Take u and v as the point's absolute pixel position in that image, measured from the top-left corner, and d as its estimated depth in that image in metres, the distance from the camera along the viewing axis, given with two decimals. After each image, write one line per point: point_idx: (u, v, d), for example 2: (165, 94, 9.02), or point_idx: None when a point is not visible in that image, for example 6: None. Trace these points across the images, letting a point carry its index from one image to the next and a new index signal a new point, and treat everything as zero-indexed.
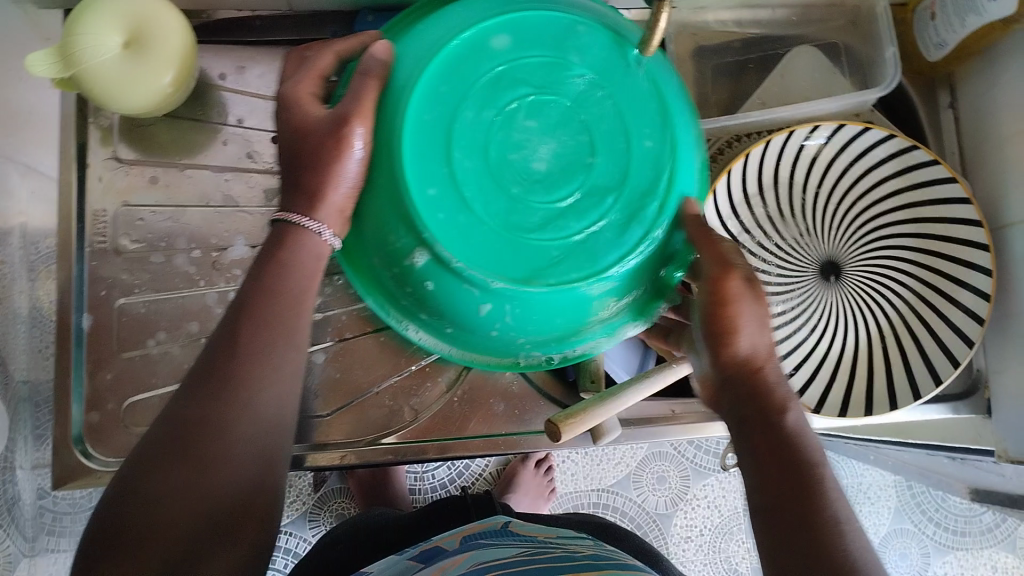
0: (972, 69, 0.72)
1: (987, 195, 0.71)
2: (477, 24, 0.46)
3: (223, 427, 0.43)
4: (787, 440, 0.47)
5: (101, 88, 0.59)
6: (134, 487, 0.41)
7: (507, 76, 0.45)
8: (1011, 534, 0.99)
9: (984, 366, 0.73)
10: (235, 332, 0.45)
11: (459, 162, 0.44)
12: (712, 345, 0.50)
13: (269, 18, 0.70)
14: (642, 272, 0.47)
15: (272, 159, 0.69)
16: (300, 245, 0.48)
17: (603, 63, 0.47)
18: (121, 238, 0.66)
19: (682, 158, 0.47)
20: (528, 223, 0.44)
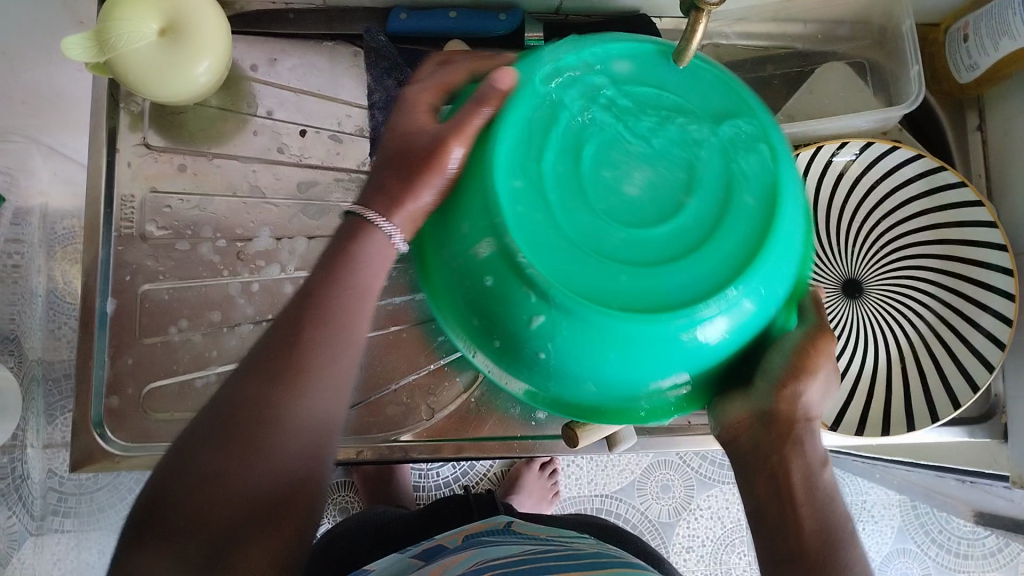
0: (1001, 93, 0.72)
1: (1011, 218, 0.71)
2: (604, 48, 0.48)
3: (275, 409, 0.41)
4: (823, 498, 0.46)
5: (134, 75, 0.59)
6: (188, 462, 0.40)
7: (619, 101, 0.46)
8: (1014, 558, 0.97)
9: (1002, 392, 0.73)
10: (299, 319, 0.44)
11: (550, 165, 0.44)
12: (785, 385, 0.46)
13: (304, 11, 0.69)
14: (724, 335, 0.44)
15: (300, 153, 0.69)
16: (369, 242, 0.46)
17: (722, 113, 0.47)
18: (148, 224, 0.66)
19: (787, 218, 0.45)
20: (606, 241, 0.43)
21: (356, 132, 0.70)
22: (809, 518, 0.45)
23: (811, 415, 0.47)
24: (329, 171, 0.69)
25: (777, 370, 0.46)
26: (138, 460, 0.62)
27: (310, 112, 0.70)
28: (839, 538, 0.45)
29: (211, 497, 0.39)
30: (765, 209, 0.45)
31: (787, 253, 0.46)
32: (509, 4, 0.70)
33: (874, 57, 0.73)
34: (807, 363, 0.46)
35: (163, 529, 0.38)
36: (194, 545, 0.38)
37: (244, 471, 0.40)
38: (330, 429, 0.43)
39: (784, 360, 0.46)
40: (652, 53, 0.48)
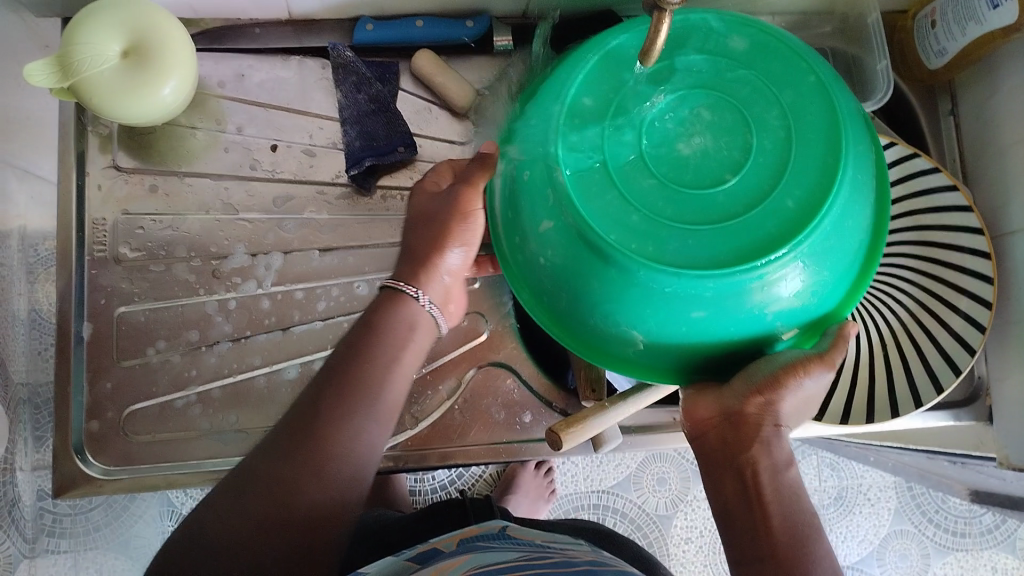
0: (973, 77, 0.72)
1: (987, 203, 0.71)
2: (732, 18, 0.46)
3: (290, 501, 0.45)
4: (790, 500, 0.46)
5: (97, 93, 0.58)
6: (208, 531, 0.45)
7: (716, 68, 0.45)
8: (1011, 535, 0.98)
9: (985, 374, 0.72)
10: (322, 398, 0.47)
11: (620, 100, 0.44)
12: (753, 391, 0.45)
13: (269, 25, 0.69)
14: (713, 314, 0.42)
15: (272, 167, 0.69)
16: (398, 311, 0.50)
17: (814, 113, 0.43)
18: (121, 246, 0.66)
19: (825, 233, 0.42)
20: (633, 190, 0.42)
21: (328, 144, 0.70)
22: (776, 513, 0.45)
23: (781, 422, 0.47)
24: (302, 184, 0.69)
25: (760, 376, 0.45)
26: (121, 483, 0.62)
27: (280, 126, 0.69)
28: (808, 536, 0.45)
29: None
30: (799, 217, 0.42)
31: (817, 263, 0.43)
32: (476, 9, 0.69)
33: (840, 46, 0.73)
34: (790, 380, 0.44)
35: None
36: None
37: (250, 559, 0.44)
38: (341, 519, 0.47)
39: (768, 368, 0.45)
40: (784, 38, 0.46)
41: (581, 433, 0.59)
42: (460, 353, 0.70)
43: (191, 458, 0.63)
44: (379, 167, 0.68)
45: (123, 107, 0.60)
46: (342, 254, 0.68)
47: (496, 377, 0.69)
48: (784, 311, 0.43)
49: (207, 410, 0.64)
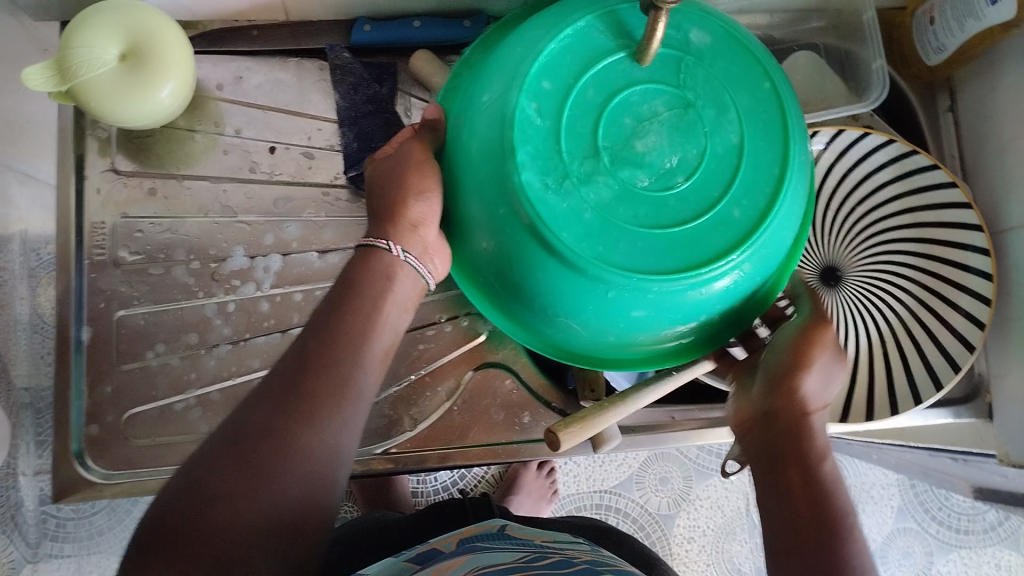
0: (972, 72, 0.72)
1: (986, 199, 0.71)
2: (691, 13, 0.48)
3: (290, 447, 0.44)
4: (820, 486, 0.49)
5: (94, 99, 0.58)
6: (196, 484, 0.43)
7: (676, 65, 0.47)
8: (1014, 532, 0.98)
9: (985, 371, 0.72)
10: (306, 350, 0.48)
11: (582, 89, 0.46)
12: (778, 377, 0.52)
13: (267, 28, 0.69)
14: (652, 310, 0.46)
15: (271, 170, 0.69)
16: (373, 265, 0.50)
17: (761, 124, 0.47)
18: (120, 250, 0.66)
19: (764, 240, 0.46)
20: (588, 183, 0.45)
21: (327, 146, 0.70)
22: (805, 501, 0.49)
23: (812, 407, 0.52)
24: (301, 186, 0.69)
25: (776, 366, 0.52)
26: (121, 487, 0.62)
27: (278, 128, 0.69)
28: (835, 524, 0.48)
29: (218, 533, 0.42)
30: (742, 226, 0.46)
31: (750, 268, 0.47)
32: (473, 9, 0.69)
33: (831, 42, 0.73)
34: (803, 357, 0.52)
35: (168, 550, 0.41)
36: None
37: (252, 509, 0.43)
38: (335, 465, 0.47)
39: (780, 357, 0.52)
40: (744, 41, 0.48)
41: (584, 433, 0.58)
42: (459, 354, 0.70)
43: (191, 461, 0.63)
44: None
45: (116, 106, 0.59)
46: (342, 255, 0.68)
47: (496, 377, 0.69)
48: (718, 303, 0.47)
49: (206, 413, 0.64)
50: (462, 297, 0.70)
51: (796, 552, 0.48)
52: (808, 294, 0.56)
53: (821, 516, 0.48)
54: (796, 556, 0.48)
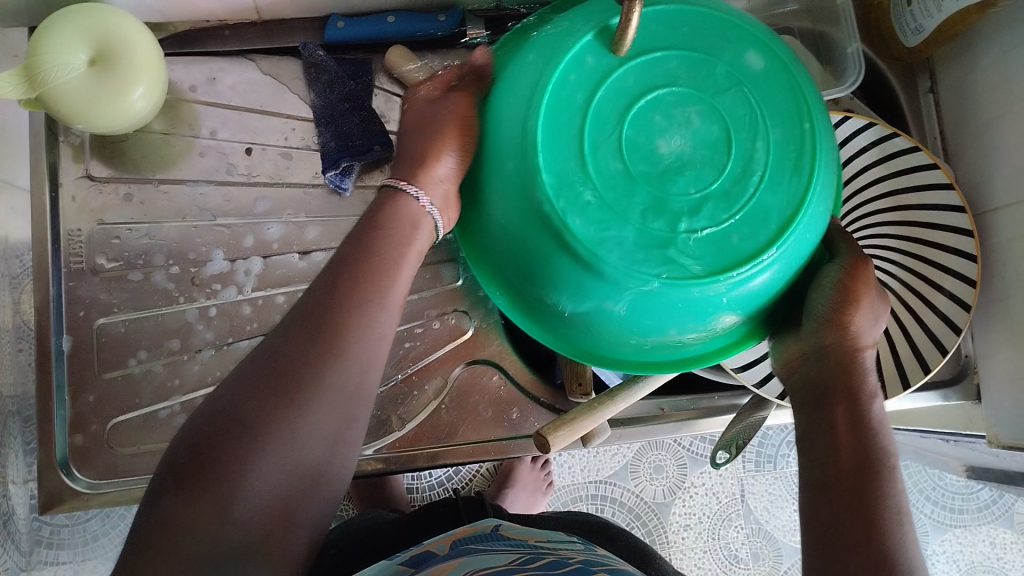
0: (951, 52, 0.71)
1: (970, 180, 0.71)
2: (753, 34, 0.47)
3: (319, 375, 0.44)
4: (866, 427, 0.48)
5: (80, 103, 0.58)
6: (226, 415, 0.43)
7: (720, 77, 0.46)
8: (1008, 510, 0.98)
9: (972, 353, 0.72)
10: (334, 287, 0.47)
11: (622, 75, 0.45)
12: (826, 314, 0.49)
13: (239, 27, 0.68)
14: (626, 308, 0.45)
15: (249, 171, 0.68)
16: (399, 209, 0.51)
17: (789, 160, 0.45)
18: (98, 257, 0.65)
19: (758, 271, 0.45)
20: (602, 170, 0.44)
21: (305, 146, 0.69)
22: (848, 441, 0.48)
23: (861, 345, 0.50)
24: (280, 187, 0.68)
25: (821, 309, 0.49)
26: (107, 497, 0.63)
27: (254, 129, 0.69)
28: (880, 466, 0.46)
29: (245, 466, 0.42)
30: (737, 252, 0.44)
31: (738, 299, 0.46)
32: (448, 3, 0.68)
33: (806, 25, 0.73)
34: (850, 293, 0.49)
35: (196, 480, 0.41)
36: (240, 513, 0.41)
37: (285, 434, 0.43)
38: (361, 394, 0.47)
39: (827, 296, 0.49)
40: (800, 79, 0.47)
41: (573, 433, 0.61)
42: (445, 352, 0.69)
43: None
44: (357, 167, 0.68)
45: (103, 107, 0.59)
46: (326, 255, 0.68)
47: (483, 374, 0.69)
48: (698, 323, 0.47)
49: None
50: (446, 295, 0.70)
51: (838, 491, 0.46)
52: (842, 229, 0.52)
53: (864, 459, 0.47)
54: (833, 496, 0.46)
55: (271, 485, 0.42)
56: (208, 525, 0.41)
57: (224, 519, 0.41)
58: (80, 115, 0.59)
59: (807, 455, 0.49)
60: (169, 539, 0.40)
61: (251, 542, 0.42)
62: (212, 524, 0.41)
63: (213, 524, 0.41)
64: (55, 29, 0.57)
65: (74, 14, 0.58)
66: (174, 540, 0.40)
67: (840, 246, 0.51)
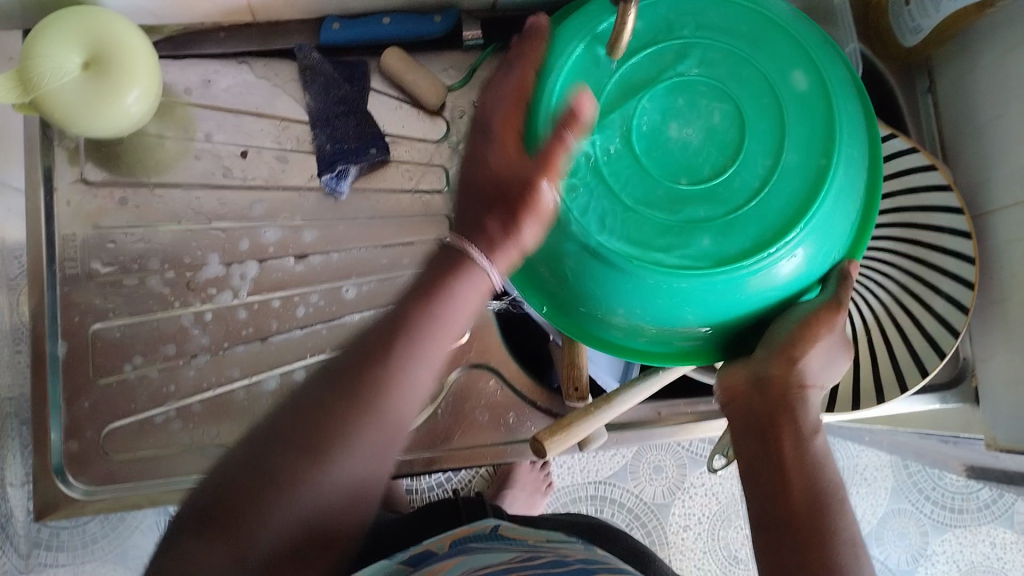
0: (950, 53, 0.71)
1: (969, 182, 0.70)
2: (806, 61, 0.49)
3: (351, 438, 0.44)
4: (811, 464, 0.50)
5: (78, 109, 0.58)
6: (256, 470, 0.43)
7: (753, 84, 0.49)
8: (1008, 509, 0.98)
9: (969, 355, 0.73)
10: (385, 348, 0.46)
11: (663, 50, 0.49)
12: (781, 352, 0.49)
13: (235, 30, 0.68)
14: (579, 267, 0.49)
15: (245, 175, 0.68)
16: (463, 277, 0.48)
17: (785, 184, 0.47)
18: (93, 262, 0.65)
19: (723, 280, 0.47)
20: (606, 130, 0.48)
21: (301, 149, 0.69)
22: (797, 480, 0.49)
23: (806, 383, 0.50)
24: (276, 191, 0.68)
25: (781, 338, 0.49)
26: (103, 503, 0.63)
27: (249, 132, 0.68)
28: (828, 505, 0.49)
29: (263, 522, 0.42)
30: (702, 252, 0.47)
31: (698, 299, 0.48)
32: (444, 4, 0.68)
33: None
34: (808, 335, 0.48)
35: (216, 530, 0.42)
36: (255, 559, 0.42)
37: (309, 490, 0.43)
38: (388, 455, 0.46)
39: (789, 326, 0.49)
40: (835, 119, 0.48)
41: (566, 440, 0.60)
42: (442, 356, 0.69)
43: (171, 469, 0.64)
44: (354, 171, 0.68)
45: (101, 110, 0.59)
46: (323, 258, 0.68)
47: (481, 378, 0.69)
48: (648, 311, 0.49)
49: (187, 424, 0.64)
50: None
51: (792, 529, 0.48)
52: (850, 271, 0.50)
53: (814, 499, 0.48)
54: (785, 539, 0.48)
55: (287, 538, 0.43)
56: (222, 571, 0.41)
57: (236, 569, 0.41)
58: (79, 119, 0.59)
59: (753, 490, 0.51)
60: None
61: None
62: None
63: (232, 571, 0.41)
64: (47, 34, 0.57)
65: (65, 17, 0.58)
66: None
67: (831, 284, 0.50)
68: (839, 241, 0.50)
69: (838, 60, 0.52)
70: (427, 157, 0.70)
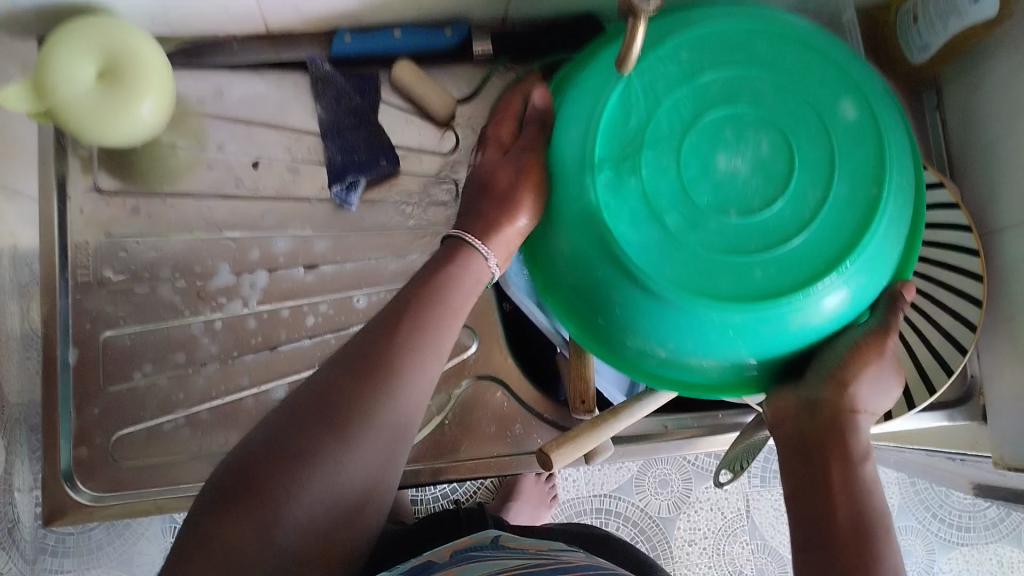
0: (956, 72, 0.72)
1: (975, 198, 0.70)
2: (852, 89, 0.48)
3: (369, 415, 0.44)
4: (860, 490, 0.48)
5: (110, 124, 0.60)
6: (279, 447, 0.42)
7: (800, 114, 0.47)
8: (1016, 528, 0.97)
9: (978, 373, 0.72)
10: (402, 321, 0.47)
11: (710, 80, 0.47)
12: (832, 373, 0.49)
13: (245, 39, 0.68)
14: (629, 302, 0.47)
15: (257, 185, 0.68)
16: (467, 263, 0.50)
17: (837, 218, 0.46)
18: (104, 269, 0.66)
19: (776, 313, 0.46)
20: (654, 161, 0.46)
21: (312, 159, 0.69)
22: (843, 505, 0.47)
23: (857, 407, 0.50)
24: (287, 201, 0.68)
25: (830, 360, 0.49)
26: (109, 511, 0.63)
27: (262, 142, 0.69)
28: (875, 530, 0.46)
29: (284, 502, 0.41)
30: (755, 287, 0.45)
31: (749, 334, 0.46)
32: (455, 17, 0.69)
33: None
34: (857, 355, 0.49)
35: (239, 509, 0.41)
36: (281, 545, 0.41)
37: (331, 470, 0.42)
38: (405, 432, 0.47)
39: (838, 352, 0.49)
40: (885, 147, 0.47)
41: (572, 450, 0.60)
42: (449, 367, 0.69)
43: (180, 481, 0.64)
44: (364, 182, 0.68)
45: (132, 118, 0.61)
46: (336, 268, 0.68)
47: (487, 390, 0.69)
48: (699, 346, 0.47)
49: (195, 432, 0.65)
50: None
51: (839, 550, 0.46)
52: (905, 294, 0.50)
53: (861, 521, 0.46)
54: (828, 563, 0.46)
55: (312, 521, 0.42)
56: (248, 554, 0.40)
57: (255, 552, 0.40)
58: (114, 131, 0.61)
59: (793, 512, 0.49)
60: (209, 561, 0.40)
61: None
62: (244, 555, 0.40)
63: (252, 555, 0.40)
64: (55, 65, 0.57)
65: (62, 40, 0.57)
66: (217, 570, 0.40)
67: (878, 311, 0.50)
68: (887, 272, 0.49)
69: (885, 89, 0.50)
70: (437, 169, 0.70)
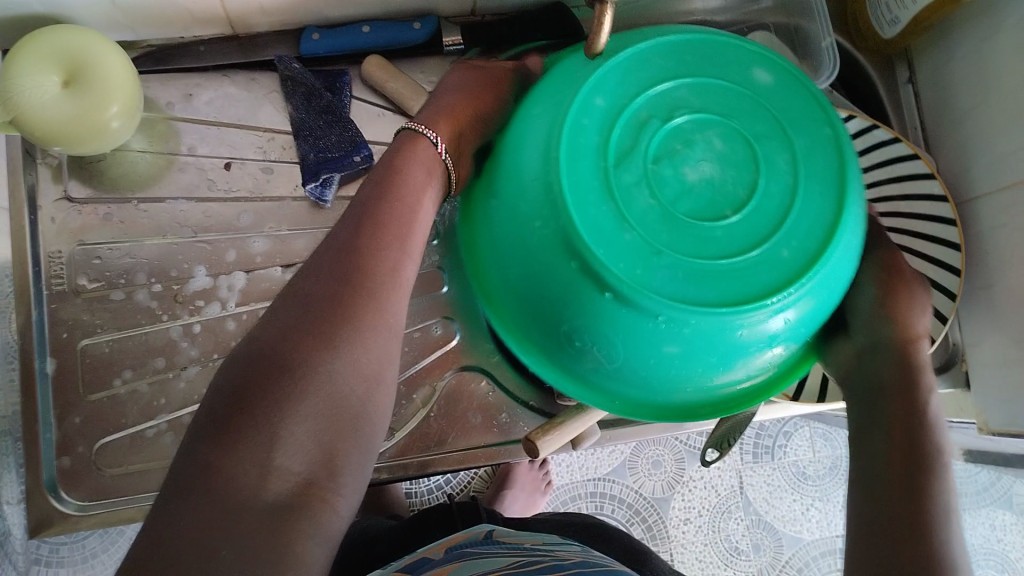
0: (928, 43, 0.72)
1: (952, 168, 0.71)
2: (750, 54, 0.50)
3: (354, 310, 0.41)
4: (917, 414, 0.49)
5: (88, 126, 0.59)
6: (260, 361, 0.39)
7: (733, 104, 0.49)
8: (1007, 491, 0.98)
9: (960, 340, 0.71)
10: (365, 225, 0.45)
11: (638, 108, 0.47)
12: (877, 309, 0.53)
13: (214, 42, 0.68)
14: (685, 345, 0.46)
15: (229, 186, 0.68)
16: (420, 150, 0.49)
17: (820, 171, 0.48)
18: (79, 278, 0.65)
19: (815, 283, 0.47)
20: (633, 205, 0.46)
21: (284, 157, 0.69)
22: (898, 431, 0.48)
23: (918, 336, 0.52)
24: (261, 201, 0.68)
25: (867, 305, 0.53)
26: (96, 518, 0.63)
27: (232, 143, 0.69)
28: (931, 459, 0.47)
29: (277, 423, 0.37)
30: (790, 265, 0.46)
31: (792, 326, 0.47)
32: (423, 11, 0.69)
33: (780, 20, 0.74)
34: (886, 287, 0.53)
35: (230, 434, 0.37)
36: (283, 463, 0.37)
37: (323, 375, 0.39)
38: (393, 333, 0.44)
39: (869, 293, 0.53)
40: (808, 88, 0.50)
41: (555, 438, 0.61)
42: (432, 360, 0.69)
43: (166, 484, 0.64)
44: (338, 179, 0.68)
45: (107, 117, 0.60)
46: None
47: (471, 381, 0.69)
48: (755, 351, 0.47)
49: (177, 436, 0.65)
50: (432, 304, 0.70)
51: (894, 472, 0.47)
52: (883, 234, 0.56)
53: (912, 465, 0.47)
54: (883, 486, 0.46)
55: (313, 434, 0.38)
56: (248, 481, 0.36)
57: (254, 479, 0.36)
58: (93, 134, 0.60)
59: (858, 448, 0.50)
60: (204, 499, 0.35)
61: (296, 505, 0.37)
62: (246, 484, 0.36)
63: (253, 483, 0.36)
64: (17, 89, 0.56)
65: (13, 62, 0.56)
66: (214, 500, 0.35)
67: (876, 246, 0.55)
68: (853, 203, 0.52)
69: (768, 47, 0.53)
70: None
